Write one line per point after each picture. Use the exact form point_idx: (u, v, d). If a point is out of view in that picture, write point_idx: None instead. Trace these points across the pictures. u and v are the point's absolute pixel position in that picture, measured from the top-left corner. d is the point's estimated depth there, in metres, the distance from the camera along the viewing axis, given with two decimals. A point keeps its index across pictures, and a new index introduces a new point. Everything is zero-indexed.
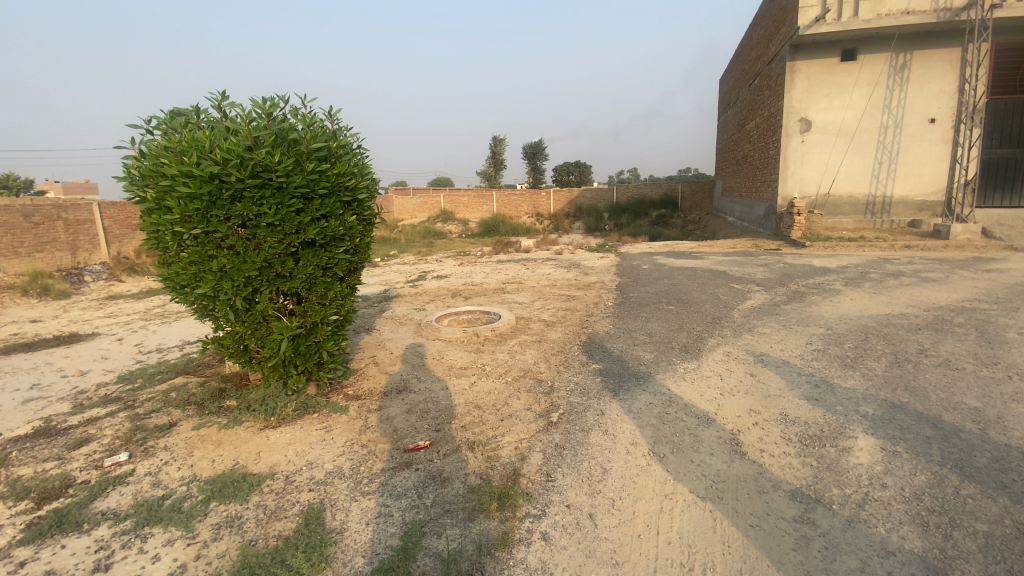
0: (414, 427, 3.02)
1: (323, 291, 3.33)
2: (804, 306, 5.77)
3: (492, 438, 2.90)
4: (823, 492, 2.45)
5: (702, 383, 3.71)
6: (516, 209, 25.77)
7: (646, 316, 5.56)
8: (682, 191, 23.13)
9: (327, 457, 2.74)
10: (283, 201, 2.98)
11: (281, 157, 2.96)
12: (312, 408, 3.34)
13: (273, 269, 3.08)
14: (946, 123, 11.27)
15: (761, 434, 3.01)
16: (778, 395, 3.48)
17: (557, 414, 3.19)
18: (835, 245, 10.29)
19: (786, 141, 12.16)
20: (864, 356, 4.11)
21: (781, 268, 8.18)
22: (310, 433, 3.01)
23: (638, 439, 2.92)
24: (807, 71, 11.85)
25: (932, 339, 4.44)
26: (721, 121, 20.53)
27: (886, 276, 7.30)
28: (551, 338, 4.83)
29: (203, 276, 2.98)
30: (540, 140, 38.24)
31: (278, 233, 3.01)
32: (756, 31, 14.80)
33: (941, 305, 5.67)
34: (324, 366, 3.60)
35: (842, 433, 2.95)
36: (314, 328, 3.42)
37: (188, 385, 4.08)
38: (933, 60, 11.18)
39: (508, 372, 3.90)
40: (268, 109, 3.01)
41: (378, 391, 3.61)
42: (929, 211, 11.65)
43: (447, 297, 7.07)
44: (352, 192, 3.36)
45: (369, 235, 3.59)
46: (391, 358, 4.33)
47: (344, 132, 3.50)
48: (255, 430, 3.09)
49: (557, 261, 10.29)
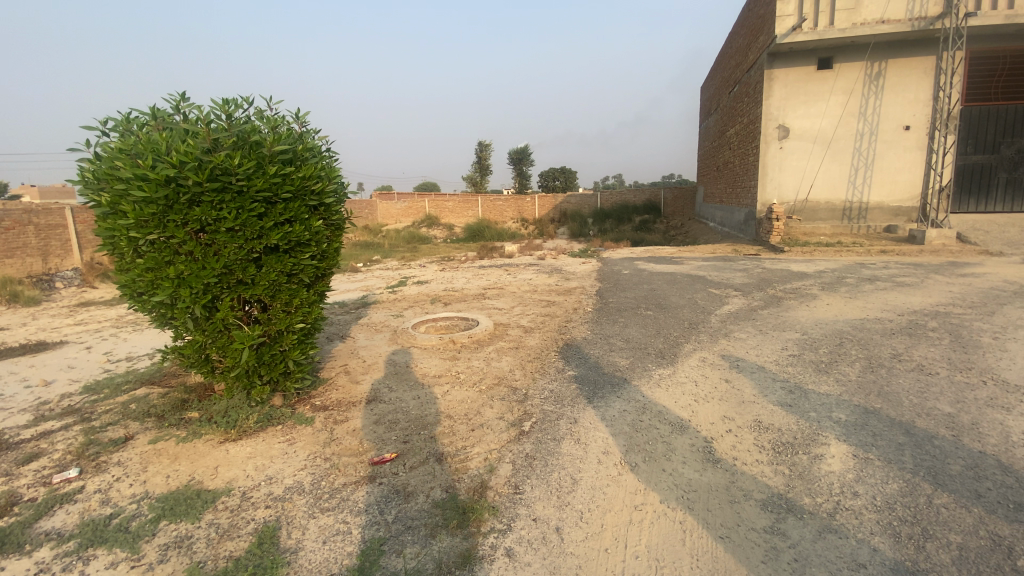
0: (381, 439, 2.93)
1: (287, 299, 3.23)
2: (781, 311, 5.79)
3: (461, 449, 2.82)
4: (795, 502, 2.41)
5: (677, 389, 3.67)
6: (501, 214, 25.95)
7: (624, 322, 5.52)
8: (665, 196, 23.33)
9: (288, 471, 2.63)
10: (243, 205, 2.88)
11: (241, 160, 2.86)
12: (276, 420, 3.23)
13: (234, 276, 2.98)
14: (920, 131, 11.51)
15: (735, 441, 2.97)
16: (752, 401, 3.46)
17: (530, 423, 3.12)
18: (813, 250, 10.41)
19: (764, 148, 12.33)
20: (838, 361, 4.12)
21: (760, 273, 8.24)
22: (272, 446, 2.90)
23: (610, 448, 2.86)
24: (785, 79, 12.04)
25: (905, 344, 4.48)
26: (703, 128, 20.78)
27: (862, 281, 7.39)
28: (529, 344, 4.76)
29: (160, 283, 2.85)
30: (526, 146, 39.20)
31: (239, 238, 2.91)
32: (735, 39, 15.04)
33: (916, 309, 5.73)
34: (290, 376, 3.50)
35: (815, 439, 2.93)
36: (279, 336, 3.31)
37: (151, 395, 3.94)
38: (907, 69, 11.43)
39: (482, 380, 3.82)
40: (229, 110, 2.91)
41: (346, 402, 3.51)
42: (903, 217, 11.87)
43: (426, 303, 6.98)
44: (319, 197, 3.28)
45: (337, 241, 3.51)
46: (362, 367, 4.23)
47: (312, 135, 3.41)
48: (214, 443, 2.97)
49: (539, 266, 10.27)
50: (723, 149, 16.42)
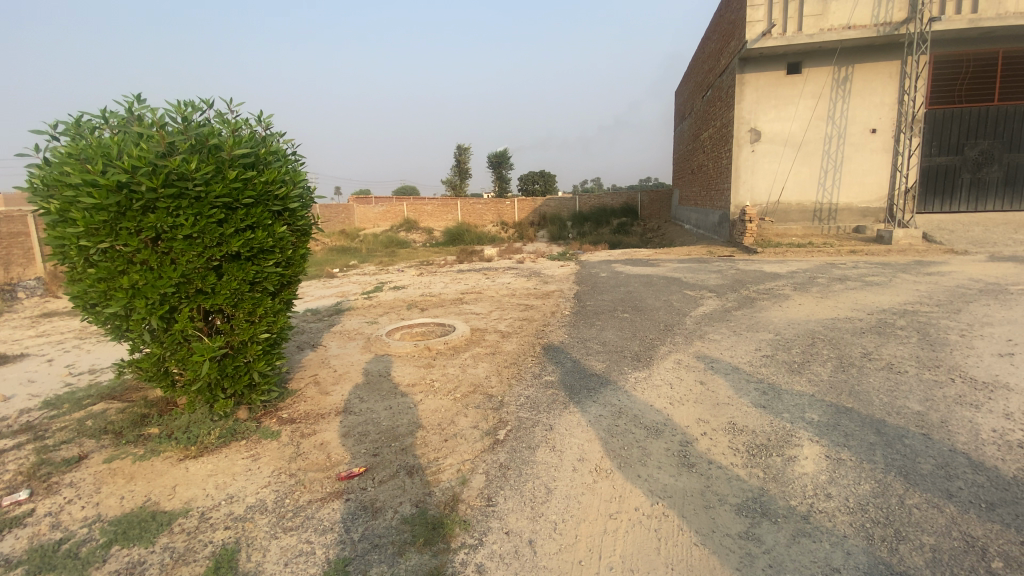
0: (350, 453, 2.83)
1: (250, 308, 3.12)
2: (754, 311, 5.85)
3: (433, 461, 2.73)
4: (769, 505, 2.40)
5: (652, 393, 3.65)
6: (481, 218, 25.89)
7: (601, 325, 5.51)
8: (641, 199, 23.57)
9: (250, 489, 2.52)
10: (202, 211, 2.77)
11: (199, 165, 2.74)
12: (241, 434, 3.10)
13: (192, 285, 2.85)
14: (885, 134, 11.85)
15: (710, 445, 2.96)
16: (727, 403, 3.45)
17: (504, 431, 3.05)
18: (785, 251, 10.61)
19: (737, 151, 12.54)
20: (811, 361, 4.16)
21: (734, 274, 8.34)
22: (234, 463, 2.77)
23: (586, 455, 2.81)
24: (756, 83, 12.27)
25: (875, 343, 4.55)
26: (677, 131, 21.07)
27: (833, 281, 7.53)
28: (505, 350, 4.70)
29: (113, 294, 2.71)
30: (503, 150, 39.67)
31: (197, 246, 2.79)
32: (708, 45, 15.30)
33: (884, 308, 5.85)
34: (256, 389, 3.38)
35: (788, 441, 2.93)
36: (242, 347, 3.20)
37: (110, 408, 3.75)
38: (872, 74, 11.75)
39: (457, 388, 3.74)
40: (186, 112, 2.79)
41: (315, 414, 3.39)
42: (871, 218, 12.18)
43: (402, 309, 6.86)
44: (283, 202, 3.17)
45: (303, 247, 3.41)
46: (333, 377, 4.10)
47: (275, 138, 3.31)
48: (173, 461, 2.83)
49: (517, 270, 10.22)
50: (697, 153, 16.66)
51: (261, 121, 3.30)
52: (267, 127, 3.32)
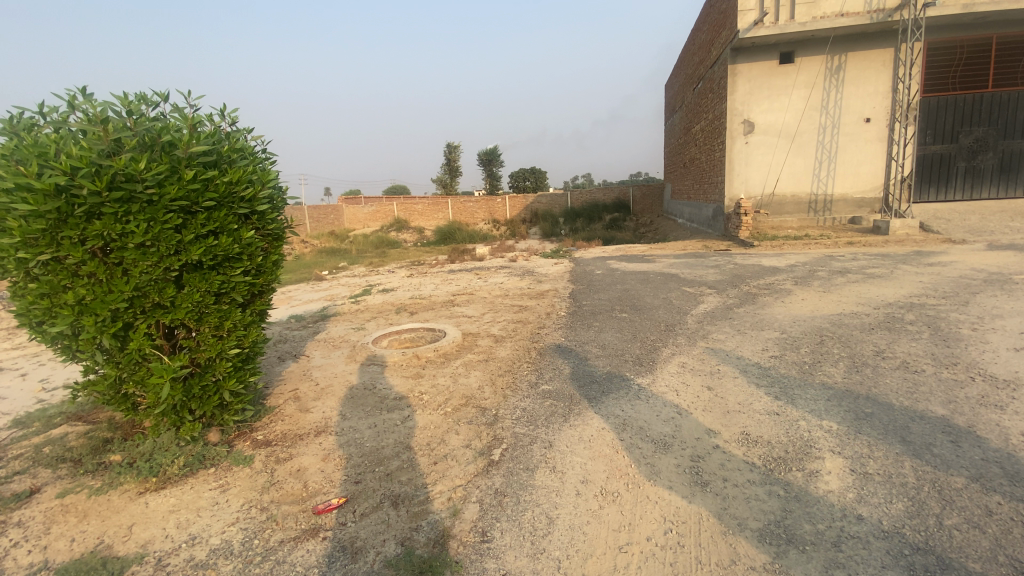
0: (329, 481, 2.56)
1: (217, 321, 2.85)
2: (757, 308, 5.62)
3: (421, 489, 2.47)
4: (794, 530, 2.16)
5: (658, 401, 3.40)
6: (472, 216, 25.56)
7: (599, 326, 5.25)
8: (633, 194, 23.36)
9: (215, 528, 2.23)
10: (155, 217, 2.48)
11: (150, 164, 2.45)
12: (211, 461, 2.81)
13: (149, 299, 2.56)
14: (879, 123, 11.71)
15: (723, 459, 2.72)
16: (738, 411, 3.21)
17: (500, 451, 2.79)
18: (782, 244, 10.42)
19: (731, 142, 12.32)
20: (821, 362, 3.93)
21: (732, 269, 8.13)
22: (200, 496, 2.49)
23: (589, 476, 2.56)
24: (748, 73, 12.06)
25: (886, 340, 4.33)
26: (668, 125, 20.89)
27: (833, 274, 7.34)
28: (500, 356, 4.43)
29: (58, 311, 2.41)
30: (494, 148, 39.47)
31: (152, 256, 2.50)
32: (698, 36, 15.11)
33: (890, 301, 5.65)
34: (228, 408, 3.11)
35: (808, 453, 2.70)
36: (210, 364, 2.91)
37: (71, 429, 3.42)
38: (866, 63, 11.60)
39: (448, 402, 3.47)
40: (135, 105, 2.49)
41: (293, 435, 3.11)
42: (867, 208, 12.02)
43: (391, 313, 6.58)
44: (250, 204, 2.89)
45: (276, 253, 3.13)
46: (315, 392, 3.82)
47: (241, 134, 3.03)
48: (131, 495, 2.50)
49: (510, 269, 9.93)
50: (689, 146, 16.47)
51: (225, 116, 3.01)
52: (232, 123, 3.03)
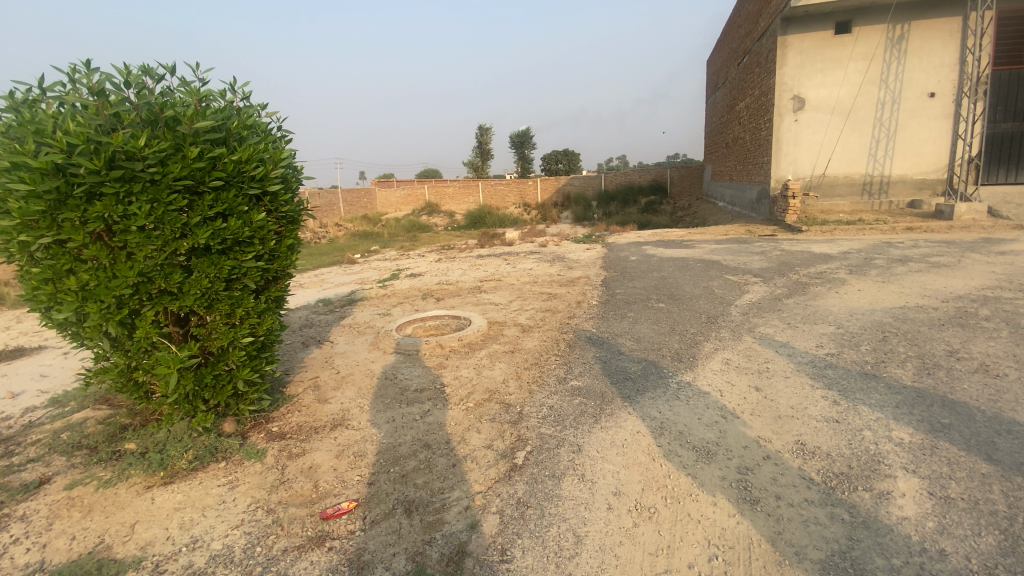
0: (342, 481, 2.40)
1: (228, 308, 2.70)
2: (808, 300, 5.17)
3: (437, 494, 2.27)
4: (863, 565, 1.86)
5: (699, 403, 3.09)
6: (503, 200, 25.24)
7: (634, 317, 4.93)
8: (671, 176, 22.51)
9: (217, 531, 2.11)
10: (159, 197, 2.32)
11: (152, 140, 2.28)
12: (222, 454, 2.70)
13: (155, 285, 2.42)
14: (945, 98, 10.76)
15: (776, 473, 2.41)
16: (792, 417, 2.88)
17: (523, 454, 2.56)
18: (833, 229, 9.74)
19: (779, 120, 11.51)
20: (885, 362, 3.51)
21: (778, 256, 7.59)
22: (207, 492, 2.38)
23: (623, 488, 2.30)
24: (800, 45, 11.18)
25: (960, 338, 3.86)
26: (709, 103, 19.94)
27: (892, 262, 6.73)
28: (527, 347, 4.19)
29: (62, 298, 2.30)
30: (526, 129, 38.95)
31: (157, 240, 2.34)
32: (744, 7, 14.21)
33: (960, 294, 5.10)
34: (243, 398, 2.99)
35: (876, 470, 2.36)
36: (223, 353, 2.79)
37: (92, 413, 3.40)
38: (931, 32, 10.67)
39: (471, 396, 3.27)
40: (135, 77, 2.31)
41: (308, 427, 2.96)
42: (929, 191, 11.11)
43: (417, 298, 6.43)
44: (261, 183, 2.70)
45: (291, 237, 2.95)
46: (334, 381, 3.67)
47: (253, 110, 2.83)
48: (138, 490, 2.43)
49: (540, 255, 9.64)
50: (732, 125, 15.62)
51: (237, 91, 2.82)
52: (244, 99, 2.84)
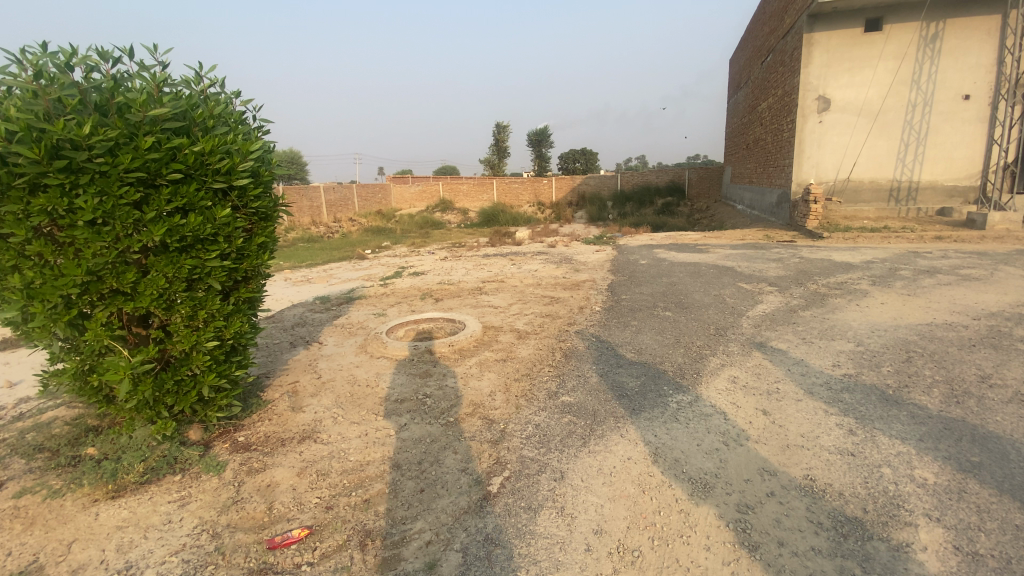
0: (299, 503, 2.20)
1: (190, 310, 2.51)
2: (826, 313, 4.85)
3: (398, 525, 2.06)
4: None
5: (700, 426, 2.83)
6: (517, 198, 24.93)
7: (638, 326, 4.66)
8: (689, 177, 22.00)
9: (154, 557, 1.93)
10: (108, 189, 2.15)
11: (100, 128, 2.12)
12: (180, 466, 2.53)
13: (106, 285, 2.25)
14: (980, 101, 10.22)
15: (780, 513, 2.14)
16: (801, 447, 2.61)
17: (499, 480, 2.33)
18: (856, 236, 9.31)
19: (802, 121, 11.06)
20: (909, 387, 3.19)
21: (796, 264, 7.22)
22: (155, 510, 2.20)
23: (605, 525, 2.06)
24: (826, 43, 10.72)
25: (993, 362, 3.51)
26: (731, 103, 19.43)
27: (919, 274, 6.33)
28: (520, 356, 3.96)
29: (6, 297, 2.15)
30: (545, 127, 38.57)
31: (108, 235, 2.18)
32: (770, 5, 13.72)
33: (993, 311, 4.71)
34: (211, 403, 2.80)
35: (896, 516, 2.08)
36: (187, 357, 2.60)
37: (63, 413, 3.25)
38: (967, 32, 10.15)
39: (452, 409, 3.05)
40: (83, 60, 2.15)
41: (276, 438, 2.78)
42: (959, 198, 10.58)
43: (415, 298, 6.23)
44: (227, 177, 2.52)
45: (264, 236, 2.78)
46: (314, 388, 3.48)
47: (223, 99, 2.67)
48: (85, 504, 2.26)
49: (548, 256, 9.40)
50: (754, 125, 15.14)
51: (205, 78, 2.66)
52: (213, 87, 2.68)
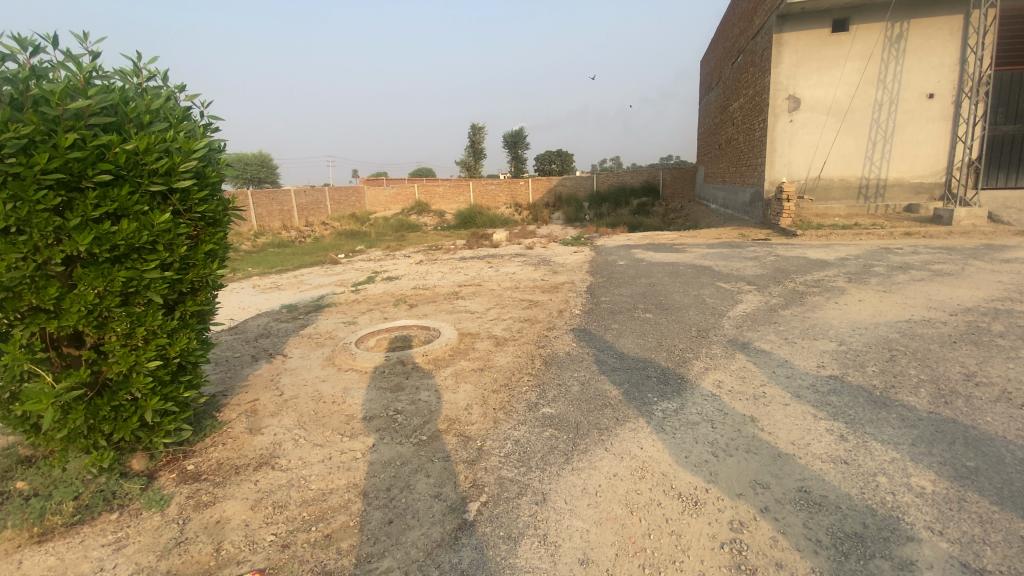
0: (252, 542, 1.97)
1: (127, 327, 2.24)
2: (807, 311, 4.79)
3: (363, 564, 1.84)
4: None
5: (687, 436, 2.69)
6: (494, 200, 24.77)
7: (618, 329, 4.52)
8: (663, 177, 22.21)
9: None
10: (22, 193, 1.89)
11: (10, 125, 1.86)
12: (119, 502, 2.25)
13: (25, 301, 2.00)
14: (944, 99, 10.46)
15: (777, 530, 2.00)
16: (794, 455, 2.49)
17: (476, 507, 2.14)
18: (829, 234, 9.42)
19: (773, 121, 11.17)
20: (895, 388, 3.12)
21: (773, 262, 7.20)
22: (86, 556, 1.95)
23: (592, 554, 1.89)
24: (795, 44, 10.84)
25: (976, 359, 3.47)
26: (703, 103, 19.70)
27: (893, 270, 6.37)
28: (497, 365, 3.77)
29: None
30: (520, 128, 38.64)
31: (24, 245, 1.92)
32: (739, 6, 13.87)
33: (968, 306, 4.73)
34: (159, 429, 2.52)
35: (898, 531, 1.96)
36: (126, 380, 2.32)
37: None
38: (931, 31, 10.38)
39: (425, 426, 2.84)
40: None
41: (230, 465, 2.53)
42: (925, 194, 10.82)
43: (388, 305, 5.98)
44: (165, 178, 2.27)
45: (211, 242, 2.53)
46: (274, 406, 3.22)
47: (163, 94, 2.42)
48: (4, 551, 1.98)
49: (525, 258, 9.24)
50: (726, 125, 15.29)
51: (142, 71, 2.41)
52: (150, 81, 2.42)
